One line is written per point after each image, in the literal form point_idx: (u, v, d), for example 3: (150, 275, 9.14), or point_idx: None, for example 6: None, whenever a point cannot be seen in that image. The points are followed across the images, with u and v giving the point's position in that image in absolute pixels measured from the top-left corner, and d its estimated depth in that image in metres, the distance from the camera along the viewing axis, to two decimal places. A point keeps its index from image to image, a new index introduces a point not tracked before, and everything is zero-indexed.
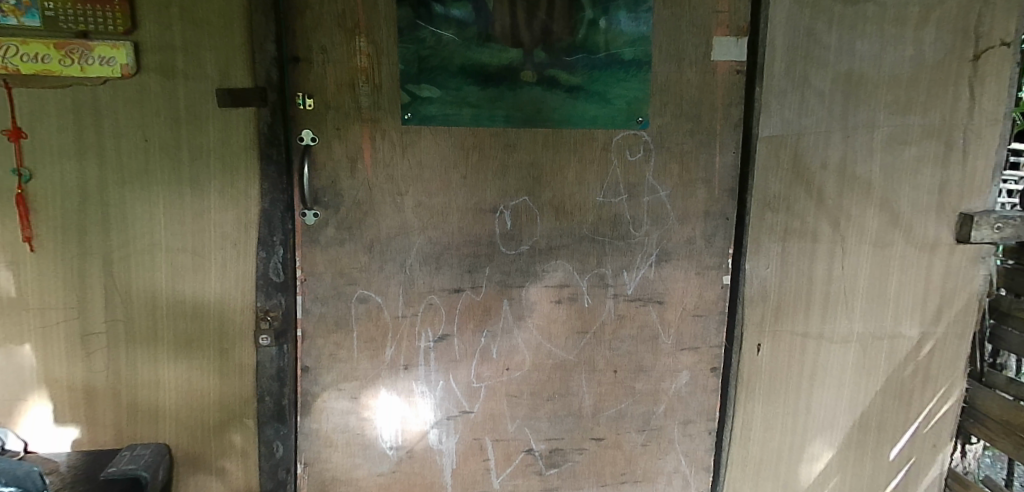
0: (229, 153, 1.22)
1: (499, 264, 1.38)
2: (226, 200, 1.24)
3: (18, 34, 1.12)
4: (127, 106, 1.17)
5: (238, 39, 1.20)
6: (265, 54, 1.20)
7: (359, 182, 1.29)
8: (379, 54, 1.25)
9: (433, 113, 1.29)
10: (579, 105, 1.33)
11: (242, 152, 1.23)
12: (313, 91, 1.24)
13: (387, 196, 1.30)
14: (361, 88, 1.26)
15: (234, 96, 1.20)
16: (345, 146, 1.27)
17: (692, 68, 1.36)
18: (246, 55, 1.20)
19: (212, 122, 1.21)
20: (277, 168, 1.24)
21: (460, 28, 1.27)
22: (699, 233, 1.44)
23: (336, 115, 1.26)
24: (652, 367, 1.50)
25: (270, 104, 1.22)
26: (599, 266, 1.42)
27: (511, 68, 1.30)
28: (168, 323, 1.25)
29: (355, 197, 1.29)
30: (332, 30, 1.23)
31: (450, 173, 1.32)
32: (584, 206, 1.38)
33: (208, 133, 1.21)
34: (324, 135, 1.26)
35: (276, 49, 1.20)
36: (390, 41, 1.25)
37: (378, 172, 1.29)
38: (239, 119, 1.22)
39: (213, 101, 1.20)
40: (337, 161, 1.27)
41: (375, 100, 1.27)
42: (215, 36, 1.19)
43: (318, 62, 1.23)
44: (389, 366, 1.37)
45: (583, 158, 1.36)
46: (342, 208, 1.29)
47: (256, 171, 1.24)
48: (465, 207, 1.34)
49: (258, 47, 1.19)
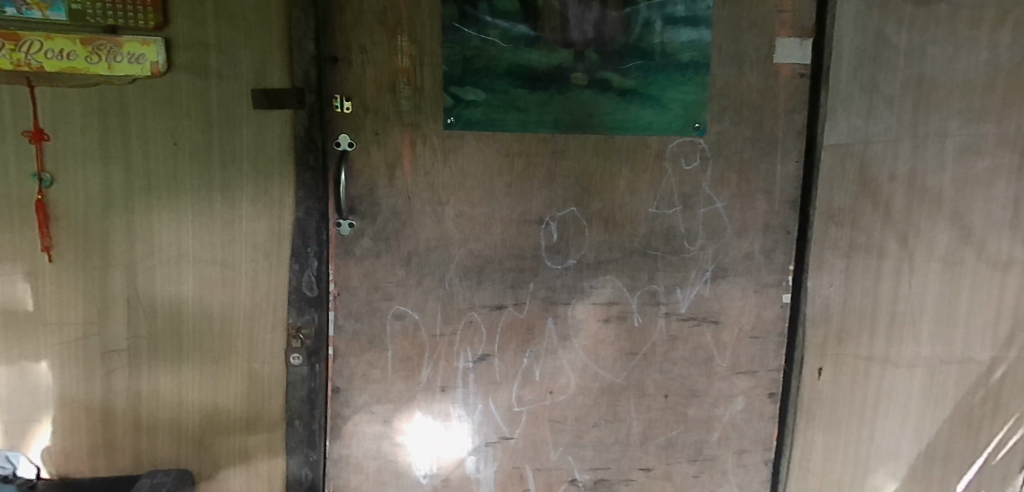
0: (264, 157, 1.15)
1: (544, 280, 1.28)
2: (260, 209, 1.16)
3: (43, 28, 1.05)
4: (156, 107, 1.10)
5: (275, 37, 1.13)
6: (303, 53, 1.12)
7: (398, 189, 1.21)
8: (422, 54, 1.18)
9: (477, 117, 1.21)
10: (633, 110, 1.25)
11: (276, 157, 1.15)
12: (351, 93, 1.17)
13: (427, 206, 1.22)
14: (402, 91, 1.19)
15: (270, 97, 1.13)
16: (384, 152, 1.20)
17: (753, 70, 1.28)
18: (283, 53, 1.13)
19: (245, 124, 1.13)
20: (313, 175, 1.16)
21: (508, 28, 1.19)
22: (758, 248, 1.34)
23: (375, 119, 1.19)
24: (705, 392, 1.39)
25: (308, 106, 1.14)
26: (651, 282, 1.32)
27: (561, 70, 1.22)
28: (193, 339, 1.17)
29: (393, 206, 1.21)
30: (373, 29, 1.16)
31: (494, 181, 1.24)
32: (636, 217, 1.29)
33: (240, 136, 1.13)
34: (362, 141, 1.19)
35: (314, 47, 1.13)
36: (434, 41, 1.18)
37: (418, 180, 1.21)
38: (275, 122, 1.14)
39: (248, 102, 1.13)
40: (375, 167, 1.20)
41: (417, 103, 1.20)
42: (251, 32, 1.12)
43: (358, 62, 1.16)
44: (425, 387, 1.28)
45: (635, 167, 1.27)
46: (379, 218, 1.21)
47: (291, 178, 1.16)
48: (509, 217, 1.25)
49: (297, 45, 1.12)
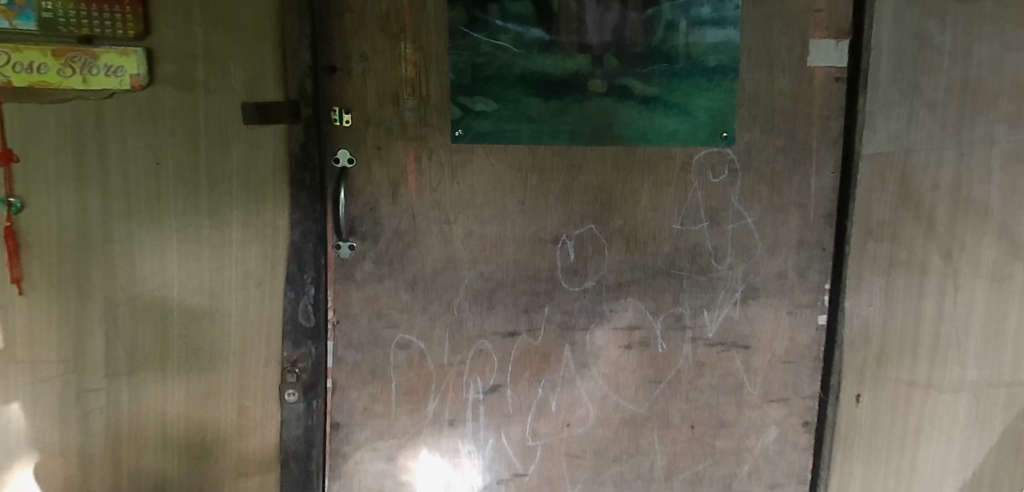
0: (255, 176, 1.06)
1: (559, 304, 1.18)
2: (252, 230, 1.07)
3: (11, 40, 0.97)
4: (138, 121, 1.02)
5: (267, 45, 1.04)
6: (299, 62, 1.03)
7: (403, 208, 1.12)
8: (427, 61, 1.10)
9: (488, 129, 1.13)
10: (655, 118, 1.16)
11: (268, 175, 1.06)
12: (351, 104, 1.08)
13: (433, 225, 1.13)
14: (406, 101, 1.10)
15: (262, 111, 1.04)
16: (386, 169, 1.11)
17: (785, 74, 1.19)
18: (277, 63, 1.04)
19: (235, 141, 1.04)
20: (309, 194, 1.07)
21: (520, 32, 1.11)
22: (791, 265, 1.24)
23: (377, 132, 1.10)
24: (735, 423, 1.29)
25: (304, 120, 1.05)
26: (676, 305, 1.22)
27: (577, 76, 1.13)
28: (179, 376, 1.08)
29: (397, 226, 1.12)
30: (375, 35, 1.08)
31: (506, 198, 1.15)
32: (659, 235, 1.19)
33: (229, 153, 1.04)
34: (363, 156, 1.10)
35: (311, 56, 1.04)
36: (440, 47, 1.10)
37: (424, 197, 1.13)
38: (268, 137, 1.05)
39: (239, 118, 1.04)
40: (377, 185, 1.11)
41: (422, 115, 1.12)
42: (242, 40, 1.03)
43: (358, 72, 1.08)
44: (431, 422, 1.18)
45: (659, 180, 1.18)
46: (381, 239, 1.12)
47: (285, 197, 1.07)
48: (522, 237, 1.16)
49: (291, 54, 1.03)
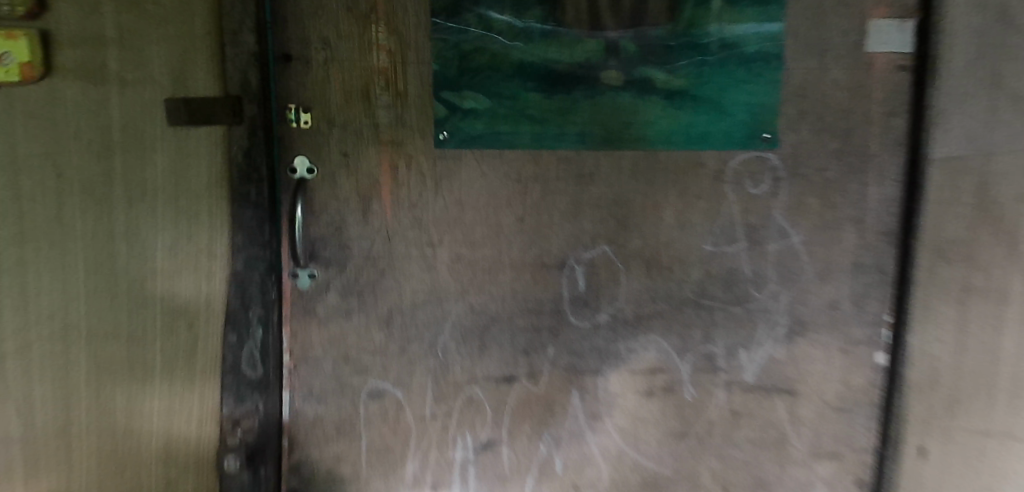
0: (185, 193, 0.84)
1: (566, 343, 0.98)
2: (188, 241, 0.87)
3: None
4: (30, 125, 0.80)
5: (199, 26, 0.81)
6: (239, 49, 0.82)
7: (376, 227, 0.93)
8: (404, 50, 0.91)
9: (479, 131, 0.93)
10: (682, 117, 0.96)
11: (202, 192, 0.84)
12: (310, 102, 0.90)
13: (414, 247, 0.94)
14: (379, 97, 0.91)
15: (192, 111, 0.82)
16: (355, 180, 0.92)
17: (839, 63, 0.98)
18: (211, 50, 0.82)
19: (157, 150, 0.83)
20: (256, 215, 0.85)
21: (517, 14, 0.92)
22: (845, 293, 1.03)
23: (343, 136, 0.91)
24: (777, 483, 1.07)
25: (248, 120, 0.84)
26: (707, 343, 1.01)
27: (587, 67, 0.94)
28: (89, 441, 0.87)
29: (369, 250, 0.93)
30: (339, 18, 0.89)
31: (503, 214, 0.95)
32: (686, 258, 0.99)
33: (149, 166, 0.83)
34: (326, 165, 0.91)
35: (256, 41, 0.83)
36: (419, 31, 0.91)
37: (402, 214, 0.93)
38: (201, 144, 0.83)
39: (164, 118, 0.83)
40: (344, 199, 0.92)
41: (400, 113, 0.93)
42: (164, 22, 0.80)
43: (320, 62, 0.90)
44: (411, 486, 0.97)
45: (685, 192, 0.98)
46: (350, 265, 0.93)
47: (225, 219, 0.86)
48: (521, 261, 0.96)
49: (230, 37, 0.81)
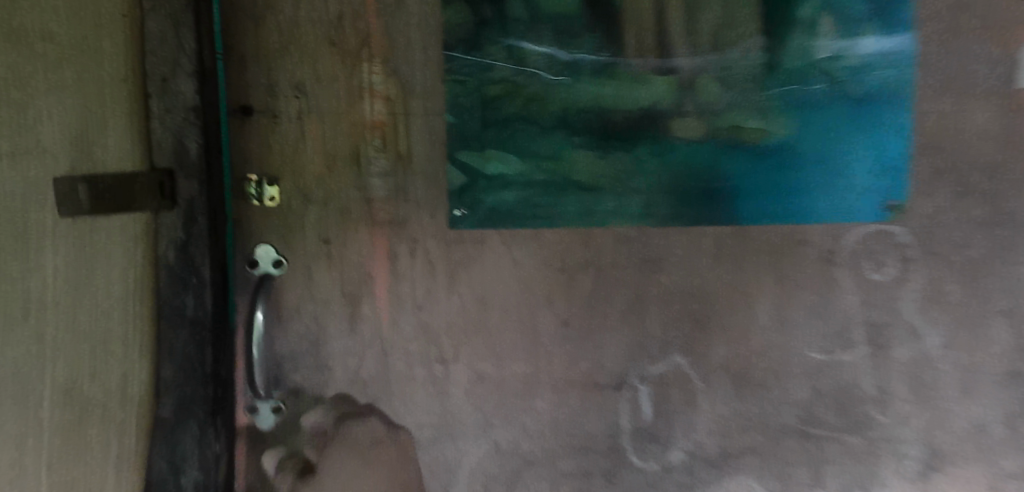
0: (87, 314, 0.55)
1: (625, 486, 0.74)
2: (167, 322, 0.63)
3: None
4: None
5: (111, 72, 0.55)
6: (172, 102, 0.56)
7: (368, 340, 0.70)
8: (405, 96, 0.66)
9: (508, 203, 0.68)
10: (784, 177, 0.71)
11: (115, 310, 0.56)
12: (277, 171, 0.66)
13: (419, 366, 0.70)
14: (373, 161, 0.67)
15: (96, 194, 0.55)
16: (340, 274, 0.69)
17: (993, 103, 0.71)
18: (131, 103, 0.56)
19: (35, 251, 0.54)
20: (196, 342, 0.58)
21: (559, 46, 0.67)
22: (997, 414, 0.75)
23: (323, 215, 0.68)
24: None
25: (184, 203, 0.57)
26: (813, 483, 0.76)
27: (655, 117, 0.69)
28: None
29: (358, 370, 0.70)
30: (317, 54, 0.65)
31: (540, 317, 0.70)
32: (787, 371, 0.74)
33: (35, 275, 0.54)
34: (300, 256, 0.68)
35: (196, 89, 0.57)
36: (426, 72, 0.66)
37: (403, 320, 0.70)
38: (114, 240, 0.56)
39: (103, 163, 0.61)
40: (325, 301, 0.69)
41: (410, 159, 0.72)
42: (58, 63, 0.54)
43: (292, 117, 0.66)
44: None
45: (783, 281, 0.73)
46: (336, 390, 0.70)
47: (152, 348, 0.58)
48: (566, 381, 0.71)
49: (159, 86, 0.56)
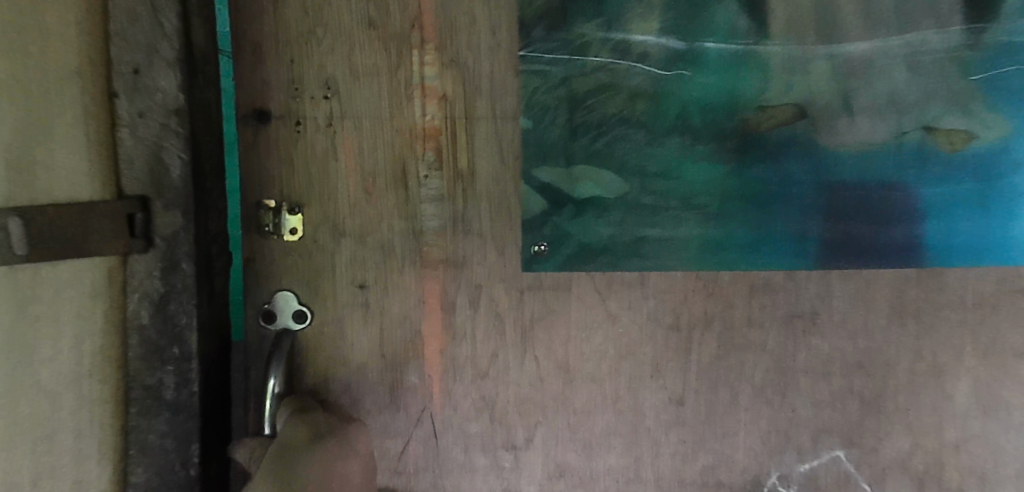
0: (26, 398, 0.41)
1: None
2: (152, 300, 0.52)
3: None
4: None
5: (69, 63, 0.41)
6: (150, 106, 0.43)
7: (415, 416, 0.53)
8: (468, 94, 0.49)
9: (604, 238, 0.50)
10: (1002, 200, 0.50)
11: (69, 389, 0.42)
12: (300, 196, 0.51)
13: (482, 452, 0.53)
14: (425, 182, 0.51)
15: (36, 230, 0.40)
16: (380, 331, 0.52)
17: None
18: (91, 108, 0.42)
19: None
20: (177, 433, 0.45)
21: (677, 23, 0.49)
22: None
23: (359, 254, 0.51)
24: None
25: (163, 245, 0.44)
26: None
27: (811, 117, 0.50)
28: None
29: (404, 456, 0.53)
30: (353, 41, 0.49)
31: (641, 391, 0.52)
32: (993, 475, 0.53)
33: None
34: (330, 306, 0.52)
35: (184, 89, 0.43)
36: (496, 62, 0.49)
37: (460, 391, 0.53)
38: (63, 300, 0.42)
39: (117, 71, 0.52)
40: (361, 365, 0.53)
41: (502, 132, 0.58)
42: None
43: (320, 124, 0.50)
44: None
45: (992, 348, 0.51)
46: None
47: (117, 440, 0.44)
48: (675, 477, 0.53)
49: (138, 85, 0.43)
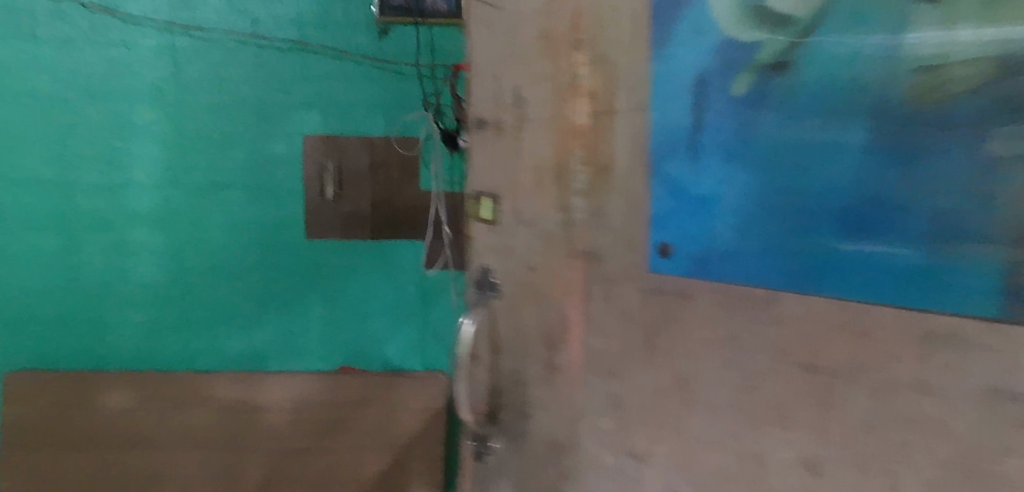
0: None
1: None
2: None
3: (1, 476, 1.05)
4: (308, 203, 1.08)
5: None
6: None
7: (561, 395, 0.57)
8: (609, 92, 0.50)
9: (723, 244, 0.43)
10: None
11: None
12: (497, 188, 0.61)
13: (606, 453, 0.53)
14: (575, 177, 0.53)
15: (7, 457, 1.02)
16: (540, 312, 0.58)
17: None
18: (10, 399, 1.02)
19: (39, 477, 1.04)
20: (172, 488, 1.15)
21: None
22: None
23: (529, 240, 0.58)
24: None
25: None
26: None
27: None
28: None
29: (550, 431, 0.58)
30: (530, 53, 0.56)
31: (762, 442, 0.42)
32: None
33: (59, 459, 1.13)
34: (509, 283, 0.61)
35: None
36: (634, 51, 0.48)
37: (592, 385, 0.54)
38: None
39: (367, 45, 1.07)
40: (528, 339, 0.60)
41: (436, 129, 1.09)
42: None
43: (511, 126, 0.59)
44: None
45: None
46: (530, 442, 0.61)
47: None
48: None
49: None
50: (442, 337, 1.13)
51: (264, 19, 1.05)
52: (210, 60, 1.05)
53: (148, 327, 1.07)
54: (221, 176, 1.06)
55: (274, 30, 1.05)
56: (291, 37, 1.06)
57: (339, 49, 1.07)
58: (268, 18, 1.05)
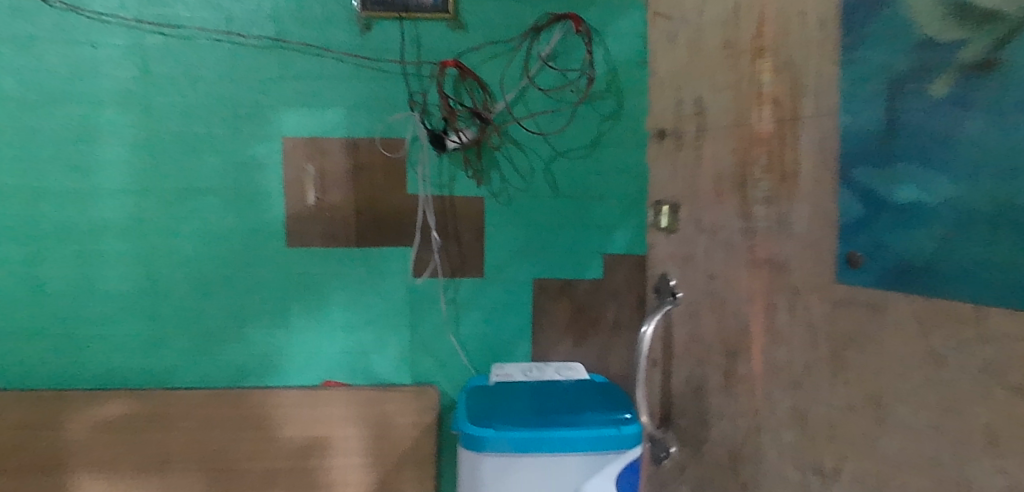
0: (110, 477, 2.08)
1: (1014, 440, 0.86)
2: (568, 294, 2.36)
3: (104, 460, 2.07)
4: (284, 196, 2.19)
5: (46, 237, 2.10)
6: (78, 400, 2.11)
7: (885, 273, 0.99)
8: (793, 108, 1.16)
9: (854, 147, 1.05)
10: None
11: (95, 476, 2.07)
12: (733, 158, 1.30)
13: (903, 343, 0.96)
14: (762, 182, 1.23)
15: (104, 407, 2.09)
16: (837, 202, 1.07)
17: None
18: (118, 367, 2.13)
19: (142, 458, 2.08)
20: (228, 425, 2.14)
21: None
22: None
23: (770, 175, 1.20)
24: None
25: (71, 425, 2.07)
26: None
27: None
28: (226, 418, 2.13)
29: (812, 313, 1.11)
30: (809, 55, 1.13)
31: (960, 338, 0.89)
32: None
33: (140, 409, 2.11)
34: (775, 191, 1.19)
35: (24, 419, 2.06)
36: (943, 26, 0.91)
37: (776, 269, 1.19)
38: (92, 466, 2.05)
39: (347, 37, 2.18)
40: (921, 238, 0.95)
41: (419, 129, 2.22)
42: (68, 432, 2.07)
43: (763, 120, 1.23)
44: None
45: None
46: (942, 302, 0.92)
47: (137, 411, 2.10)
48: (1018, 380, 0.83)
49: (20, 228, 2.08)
50: (430, 343, 2.28)
51: (236, 16, 2.14)
52: (246, 71, 2.16)
53: (143, 245, 2.14)
54: (190, 144, 2.14)
55: (249, 26, 2.14)
56: (267, 29, 2.15)
57: (314, 47, 2.17)
58: (239, 15, 2.14)
